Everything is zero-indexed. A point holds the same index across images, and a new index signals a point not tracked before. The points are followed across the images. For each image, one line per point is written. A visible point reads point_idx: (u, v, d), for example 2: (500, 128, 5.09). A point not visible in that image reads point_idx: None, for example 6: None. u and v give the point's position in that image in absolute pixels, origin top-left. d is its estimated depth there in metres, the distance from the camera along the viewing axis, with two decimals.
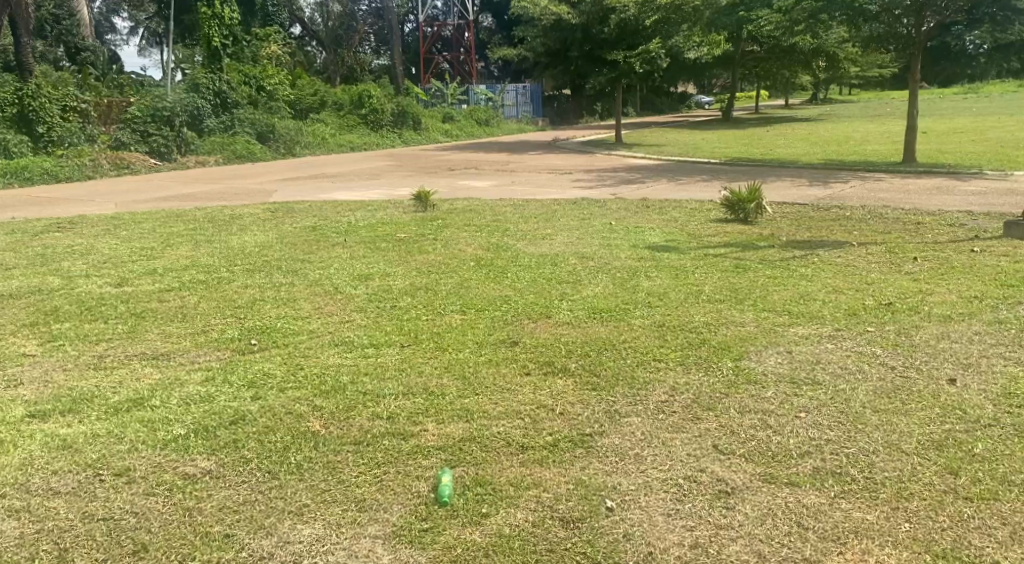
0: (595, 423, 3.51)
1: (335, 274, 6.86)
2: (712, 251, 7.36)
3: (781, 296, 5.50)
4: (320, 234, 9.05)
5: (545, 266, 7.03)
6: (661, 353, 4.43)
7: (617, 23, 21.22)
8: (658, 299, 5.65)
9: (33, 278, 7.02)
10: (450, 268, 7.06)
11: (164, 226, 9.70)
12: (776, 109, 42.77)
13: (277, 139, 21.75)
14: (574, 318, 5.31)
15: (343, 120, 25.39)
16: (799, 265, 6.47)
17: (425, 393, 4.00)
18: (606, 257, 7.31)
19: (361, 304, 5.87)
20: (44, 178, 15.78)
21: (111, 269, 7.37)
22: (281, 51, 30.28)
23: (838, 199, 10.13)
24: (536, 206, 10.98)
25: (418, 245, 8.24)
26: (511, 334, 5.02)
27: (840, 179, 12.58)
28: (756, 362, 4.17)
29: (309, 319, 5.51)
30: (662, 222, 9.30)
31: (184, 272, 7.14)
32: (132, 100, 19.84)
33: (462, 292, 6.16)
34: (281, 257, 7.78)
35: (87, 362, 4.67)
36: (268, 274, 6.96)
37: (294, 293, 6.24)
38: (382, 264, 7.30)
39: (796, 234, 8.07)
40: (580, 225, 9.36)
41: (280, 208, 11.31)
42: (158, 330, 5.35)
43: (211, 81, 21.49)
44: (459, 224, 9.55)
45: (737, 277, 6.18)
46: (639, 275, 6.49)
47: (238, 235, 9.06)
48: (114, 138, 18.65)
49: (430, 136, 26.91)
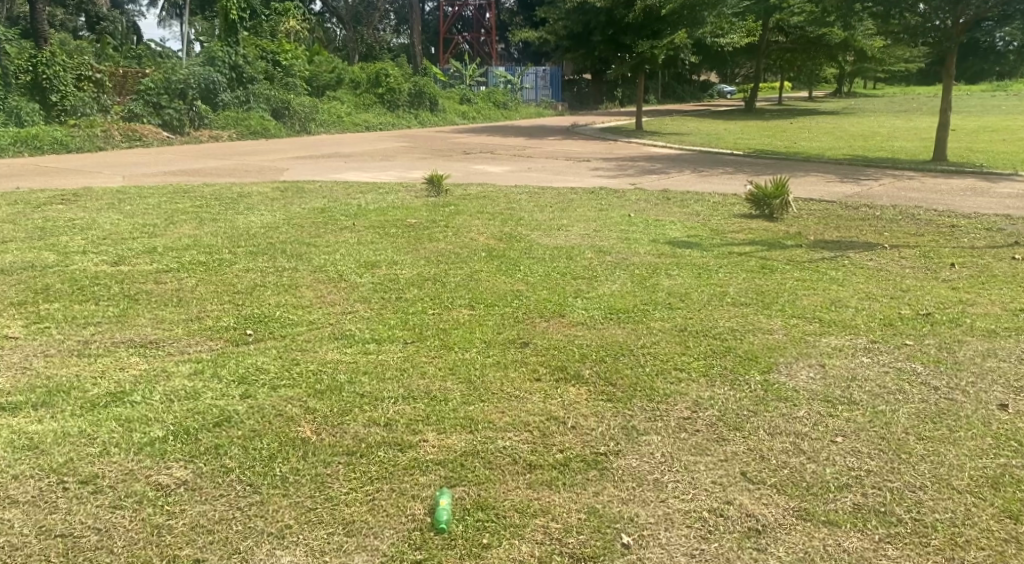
0: (610, 441, 3.20)
1: (341, 261, 6.57)
2: (734, 249, 7.03)
3: (810, 303, 5.18)
4: (328, 217, 8.77)
5: (560, 260, 6.72)
6: (683, 363, 4.11)
7: (641, 9, 20.79)
8: (680, 301, 5.33)
9: (29, 253, 6.75)
10: (461, 258, 6.76)
11: (171, 202, 9.45)
12: (799, 102, 42.12)
13: (292, 116, 21.43)
14: (590, 319, 5.00)
15: (359, 98, 25.07)
16: (827, 268, 6.14)
17: (427, 397, 3.71)
18: (624, 252, 6.99)
19: (365, 294, 5.58)
20: (54, 147, 15.53)
21: (110, 245, 7.10)
22: (300, 27, 29.95)
23: (866, 198, 9.76)
24: (552, 195, 10.65)
25: (429, 231, 7.96)
26: (521, 333, 4.73)
27: (868, 176, 12.18)
28: (786, 377, 3.85)
29: (309, 308, 5.23)
30: (683, 216, 8.98)
31: (184, 251, 6.86)
32: (147, 72, 19.58)
33: (472, 285, 5.86)
34: (287, 238, 7.50)
35: (72, 348, 4.42)
36: (272, 257, 6.67)
37: (296, 279, 5.95)
38: (390, 252, 7.00)
39: (824, 233, 7.74)
40: (597, 216, 9.04)
41: (290, 187, 11.02)
42: (150, 314, 5.09)
43: (227, 55, 21.21)
44: (472, 211, 9.24)
45: (763, 279, 5.86)
46: (658, 273, 6.17)
47: (245, 214, 8.79)
48: (127, 109, 18.38)
49: (447, 117, 26.56)
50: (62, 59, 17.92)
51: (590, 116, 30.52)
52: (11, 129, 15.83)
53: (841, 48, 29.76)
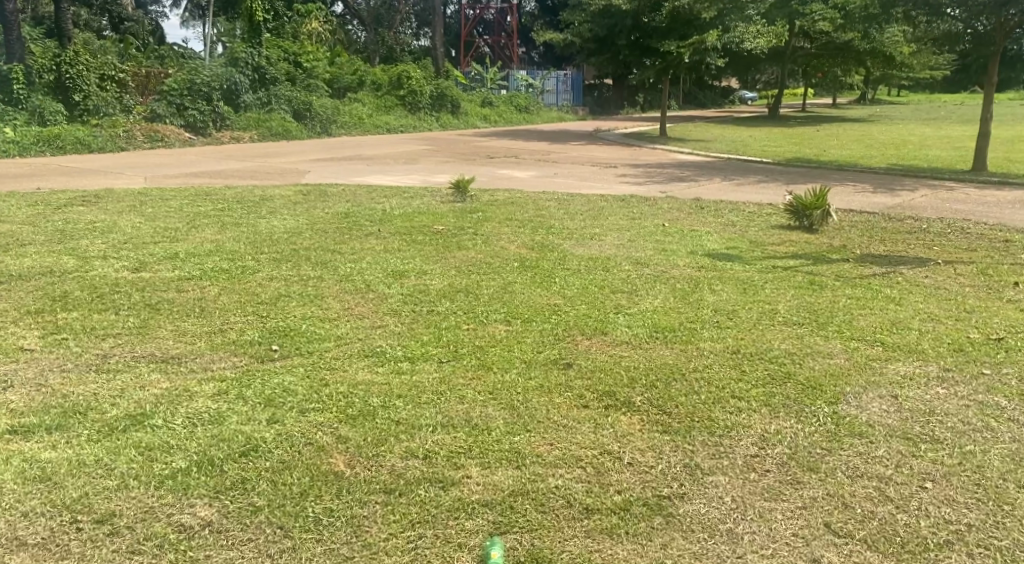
0: (673, 481, 2.93)
1: (368, 269, 6.31)
2: (779, 262, 6.73)
3: (870, 323, 4.89)
4: (352, 222, 8.53)
5: (597, 271, 6.45)
6: (741, 390, 3.82)
7: (668, 12, 20.47)
8: (728, 319, 5.04)
9: (48, 257, 6.54)
10: (494, 268, 6.49)
11: (193, 205, 9.24)
12: (824, 108, 41.60)
13: (313, 118, 21.27)
14: (635, 338, 4.72)
15: (380, 100, 24.88)
16: (881, 285, 5.84)
17: (468, 426, 3.43)
18: (663, 265, 6.69)
19: (395, 306, 5.31)
20: (77, 147, 15.38)
21: (129, 250, 6.87)
22: (323, 29, 29.84)
23: (910, 209, 9.43)
24: (581, 202, 10.37)
25: (457, 239, 7.69)
26: (564, 352, 4.46)
27: (907, 186, 11.82)
28: (855, 409, 3.57)
29: (337, 321, 4.96)
30: (719, 226, 8.68)
31: (207, 258, 6.63)
32: (170, 72, 19.48)
33: (506, 298, 5.59)
34: (312, 245, 7.26)
35: (90, 363, 4.18)
36: (297, 265, 6.42)
37: (323, 289, 5.70)
38: (418, 260, 6.73)
39: (869, 247, 7.41)
40: (630, 225, 8.74)
41: (313, 191, 10.80)
42: (172, 326, 4.84)
43: (250, 56, 21.11)
44: (500, 217, 8.96)
45: (814, 296, 5.56)
46: (702, 287, 5.88)
47: (267, 219, 8.55)
48: (149, 109, 18.26)
49: (468, 120, 26.35)
50: (86, 58, 17.82)
51: (614, 121, 30.24)
52: (33, 129, 15.72)
53: (869, 54, 29.24)
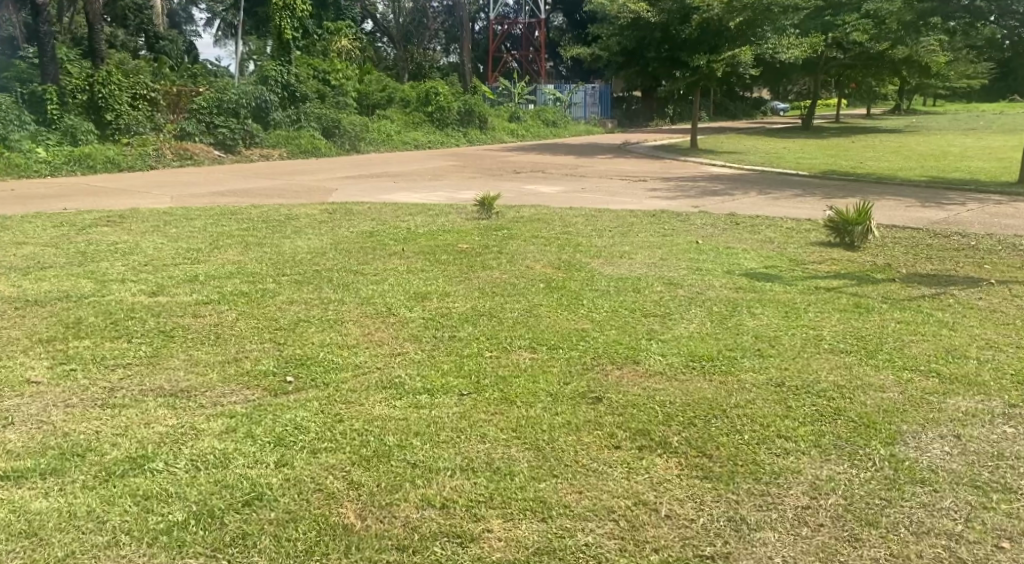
0: (715, 540, 2.69)
1: (389, 291, 6.09)
2: (820, 283, 6.47)
3: (922, 351, 4.61)
4: (377, 241, 8.34)
5: (628, 293, 6.17)
6: (787, 430, 3.55)
7: (699, 23, 20.22)
8: (770, 348, 4.76)
9: (67, 281, 6.29)
10: (519, 290, 6.23)
11: (217, 225, 9.09)
12: (858, 119, 40.98)
13: (342, 134, 21.21)
14: (669, 368, 4.43)
15: (409, 116, 24.82)
16: (930, 308, 5.56)
17: (490, 470, 3.16)
18: (698, 285, 6.41)
19: (415, 331, 5.07)
20: (107, 166, 15.40)
21: (149, 273, 6.59)
22: (352, 46, 29.94)
23: (956, 225, 9.17)
24: (611, 218, 10.11)
25: (482, 258, 7.45)
26: (594, 384, 4.19)
27: (951, 200, 11.48)
28: (915, 451, 3.27)
29: (356, 348, 4.67)
30: (756, 243, 8.37)
31: (227, 280, 6.29)
32: (201, 90, 19.53)
33: (531, 322, 5.32)
34: (333, 266, 7.06)
35: (96, 398, 3.88)
36: (317, 287, 6.17)
37: (342, 313, 5.45)
38: (442, 281, 6.49)
39: (916, 265, 7.15)
40: (661, 242, 8.45)
41: (338, 210, 10.63)
42: (184, 354, 4.52)
43: (281, 74, 21.22)
44: (527, 235, 8.72)
45: (860, 321, 5.29)
46: (740, 312, 5.61)
47: (291, 239, 8.38)
48: (179, 128, 18.30)
49: (496, 135, 26.18)
50: (118, 78, 17.91)
51: (643, 134, 29.95)
52: (65, 149, 15.78)
53: (905, 64, 28.77)
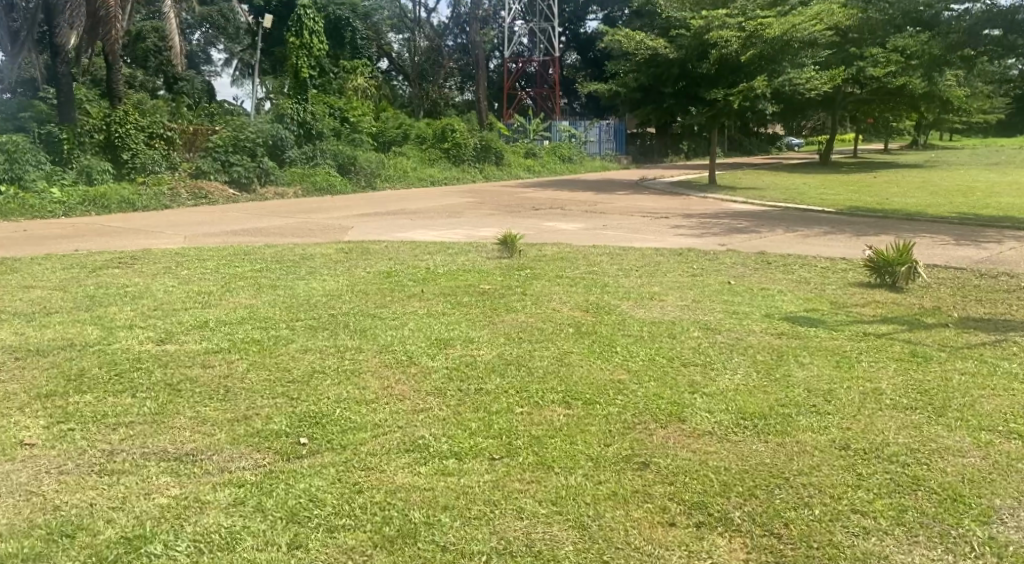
0: None
1: (409, 337, 5.72)
2: (869, 328, 6.12)
3: (995, 411, 4.28)
4: (395, 282, 8.00)
5: (663, 339, 5.77)
6: (862, 502, 3.19)
7: (717, 60, 19.98)
8: (828, 404, 4.38)
9: (70, 327, 5.86)
10: (547, 335, 5.85)
11: (231, 266, 8.77)
12: (875, 153, 40.78)
13: (358, 172, 21.07)
14: (718, 427, 4.04)
15: (425, 153, 24.69)
16: (991, 360, 5.25)
17: (532, 555, 2.82)
18: (736, 331, 6.02)
19: (439, 384, 4.66)
20: (122, 206, 15.19)
21: (158, 318, 6.13)
22: (368, 83, 30.01)
23: (1000, 264, 8.99)
24: (636, 256, 9.75)
25: (505, 300, 7.09)
26: (638, 445, 3.81)
27: (988, 237, 11.17)
28: (1014, 535, 2.95)
29: (372, 405, 4.27)
30: (792, 284, 8.03)
31: (239, 327, 5.90)
32: (218, 129, 19.45)
33: (564, 373, 4.92)
34: (350, 309, 6.70)
35: (92, 463, 3.46)
36: (334, 334, 5.79)
37: (360, 363, 5.06)
38: (463, 326, 6.12)
39: (969, 309, 6.97)
40: (691, 282, 8.07)
41: (355, 249, 10.32)
42: (191, 410, 4.08)
43: (297, 111, 21.18)
44: (550, 275, 8.36)
45: (920, 374, 4.94)
46: (787, 360, 5.23)
47: (305, 280, 8.07)
48: (195, 166, 18.16)
49: (512, 170, 25.99)
50: (135, 118, 17.82)
51: (659, 170, 29.74)
52: (80, 188, 15.59)
53: (924, 100, 28.60)
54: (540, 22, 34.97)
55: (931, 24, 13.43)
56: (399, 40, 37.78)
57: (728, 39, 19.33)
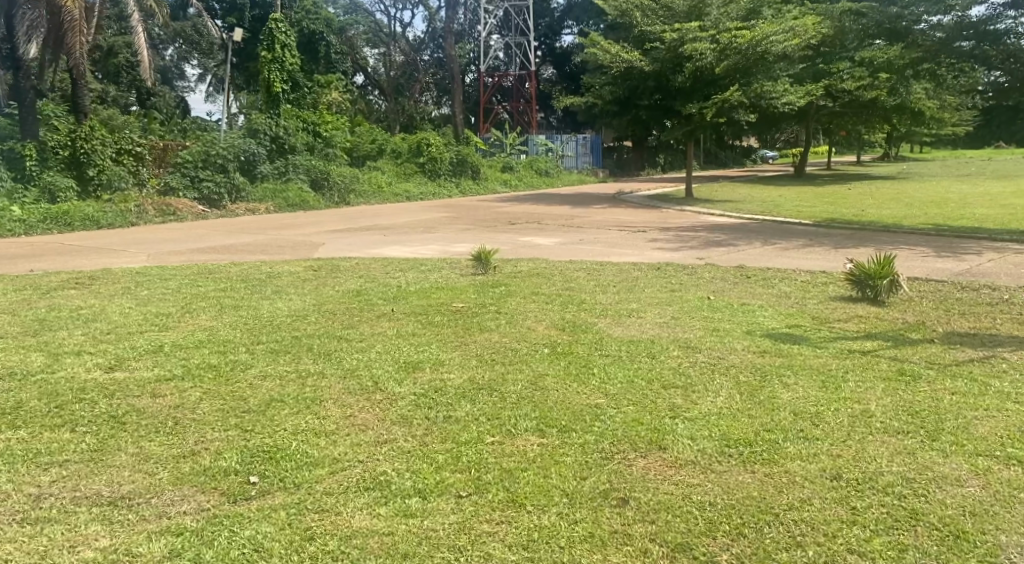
0: None
1: (376, 361, 5.43)
2: (853, 345, 5.91)
3: (991, 434, 4.08)
4: (364, 301, 7.71)
5: (641, 360, 5.51)
6: (860, 545, 2.98)
7: (693, 73, 19.88)
8: (817, 428, 4.15)
9: (13, 354, 5.50)
10: (519, 356, 5.58)
11: (193, 286, 8.43)
12: (849, 165, 41.05)
13: (331, 187, 20.72)
14: (701, 457, 3.79)
15: (400, 168, 24.42)
16: (983, 379, 5.06)
17: None
18: (718, 349, 5.79)
19: (404, 413, 4.36)
20: (85, 224, 14.76)
21: (109, 343, 5.78)
22: (342, 98, 29.78)
23: (982, 277, 8.86)
24: (613, 271, 9.51)
25: (478, 319, 6.82)
26: (618, 478, 3.54)
27: (966, 249, 11.08)
28: None
29: (330, 437, 3.97)
30: (773, 299, 7.83)
31: (195, 352, 5.57)
32: (187, 144, 19.05)
33: (538, 398, 4.65)
34: (315, 330, 6.40)
35: (15, 511, 3.13)
36: (296, 358, 5.49)
37: (321, 390, 4.74)
38: (433, 348, 5.83)
39: (952, 323, 6.81)
40: (670, 298, 7.84)
41: (324, 266, 10.03)
42: (134, 447, 3.76)
43: (268, 126, 20.81)
44: (526, 292, 8.10)
45: (910, 395, 4.73)
46: (771, 381, 4.99)
47: (271, 300, 7.75)
48: (163, 183, 17.74)
49: (489, 185, 25.77)
50: (102, 133, 17.39)
51: (636, 183, 29.67)
52: (42, 206, 15.13)
53: (896, 113, 28.75)
54: (516, 36, 34.86)
55: (904, 35, 13.41)
56: (374, 54, 37.60)
57: (704, 51, 19.22)
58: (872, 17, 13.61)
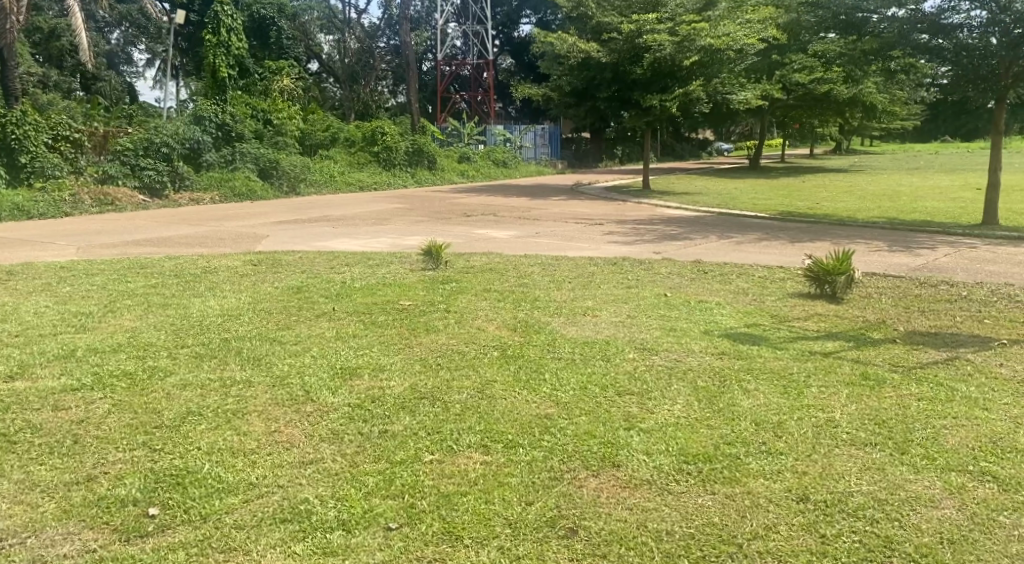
0: None
1: (311, 366, 5.02)
2: (814, 346, 5.67)
3: (962, 446, 3.84)
4: (305, 299, 7.28)
5: (595, 364, 5.18)
6: None
7: (650, 64, 19.67)
8: (783, 442, 3.87)
9: None
10: (463, 361, 5.21)
11: (122, 282, 7.90)
12: (802, 158, 41.29)
13: (280, 176, 20.08)
14: (657, 475, 3.48)
15: (353, 157, 23.84)
16: (948, 382, 4.84)
17: None
18: (675, 351, 5.49)
19: (336, 427, 3.97)
20: (14, 215, 14.00)
21: (15, 348, 5.28)
22: (296, 85, 29.02)
23: (939, 272, 8.72)
24: (568, 266, 9.19)
25: (424, 319, 6.44)
26: (567, 501, 3.21)
27: (920, 243, 11.00)
28: None
29: (248, 457, 3.57)
30: (730, 295, 7.59)
31: (111, 357, 5.12)
32: (128, 131, 18.28)
33: (483, 408, 4.30)
34: (247, 332, 5.95)
35: None
36: (224, 363, 5.06)
37: (246, 402, 4.32)
38: (375, 351, 5.43)
39: (912, 321, 6.62)
40: (627, 295, 7.56)
41: (266, 261, 9.54)
42: (20, 472, 3.35)
43: (215, 113, 20.06)
44: (478, 288, 7.77)
45: (876, 401, 4.48)
46: (731, 387, 4.70)
47: (205, 297, 7.29)
48: (102, 170, 16.97)
49: (444, 175, 25.31)
50: (35, 118, 16.55)
51: (593, 174, 29.50)
52: None
53: (848, 106, 28.91)
54: (472, 24, 34.35)
55: (859, 27, 13.25)
56: (328, 41, 36.81)
57: (663, 42, 18.91)
58: (828, 9, 13.46)
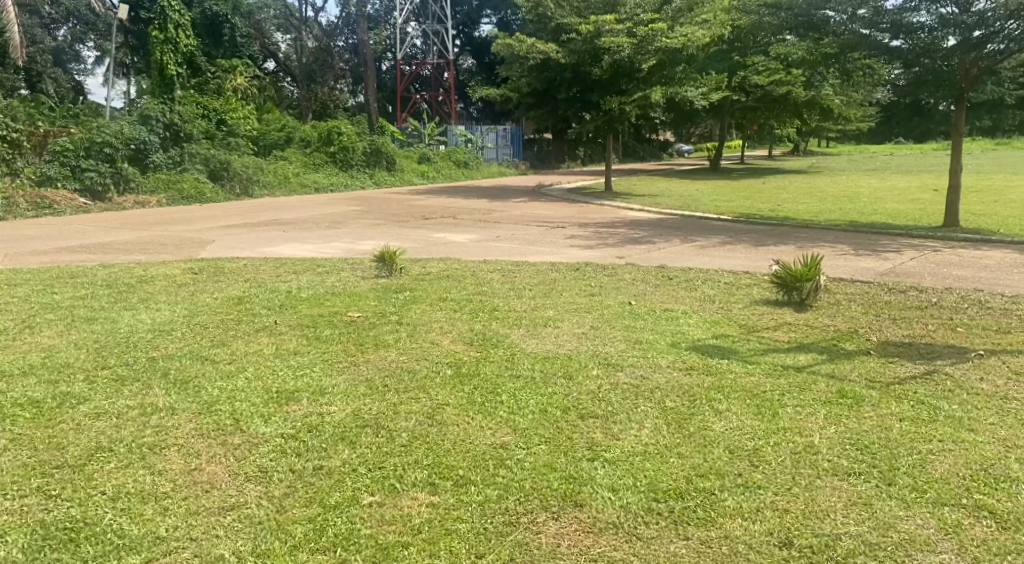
0: None
1: (244, 390, 4.56)
2: (787, 360, 5.34)
3: (953, 474, 3.53)
4: (245, 311, 6.79)
5: (556, 383, 4.79)
6: None
7: (609, 65, 19.41)
8: (761, 473, 3.52)
9: None
10: (412, 381, 4.78)
11: (49, 293, 7.35)
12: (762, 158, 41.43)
13: (231, 177, 19.42)
14: (624, 517, 3.11)
15: (309, 157, 23.18)
16: (930, 399, 4.53)
17: None
18: (641, 366, 5.13)
19: (265, 463, 3.54)
20: None
21: None
22: (250, 84, 28.21)
23: (908, 278, 8.48)
24: (528, 273, 8.80)
25: (372, 333, 5.99)
26: (523, 553, 2.86)
27: (885, 246, 10.81)
28: None
29: (158, 503, 3.14)
30: (697, 303, 7.27)
31: (16, 382, 4.60)
32: (71, 130, 17.35)
33: (432, 437, 3.89)
34: (178, 349, 5.45)
35: None
36: (145, 388, 4.57)
37: (166, 434, 3.86)
38: (316, 371, 4.98)
39: (885, 330, 6.35)
40: (590, 303, 7.20)
41: (208, 268, 9.01)
42: None
43: (162, 112, 19.32)
44: (433, 297, 7.36)
45: (856, 423, 4.15)
46: (701, 408, 4.34)
47: (136, 310, 6.76)
48: (40, 172, 16.22)
49: (404, 176, 24.76)
50: None
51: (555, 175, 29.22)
52: None
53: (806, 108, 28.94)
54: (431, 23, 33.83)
55: (821, 27, 13.01)
56: (285, 40, 36.31)
57: (621, 44, 18.70)
58: (790, 9, 13.23)
